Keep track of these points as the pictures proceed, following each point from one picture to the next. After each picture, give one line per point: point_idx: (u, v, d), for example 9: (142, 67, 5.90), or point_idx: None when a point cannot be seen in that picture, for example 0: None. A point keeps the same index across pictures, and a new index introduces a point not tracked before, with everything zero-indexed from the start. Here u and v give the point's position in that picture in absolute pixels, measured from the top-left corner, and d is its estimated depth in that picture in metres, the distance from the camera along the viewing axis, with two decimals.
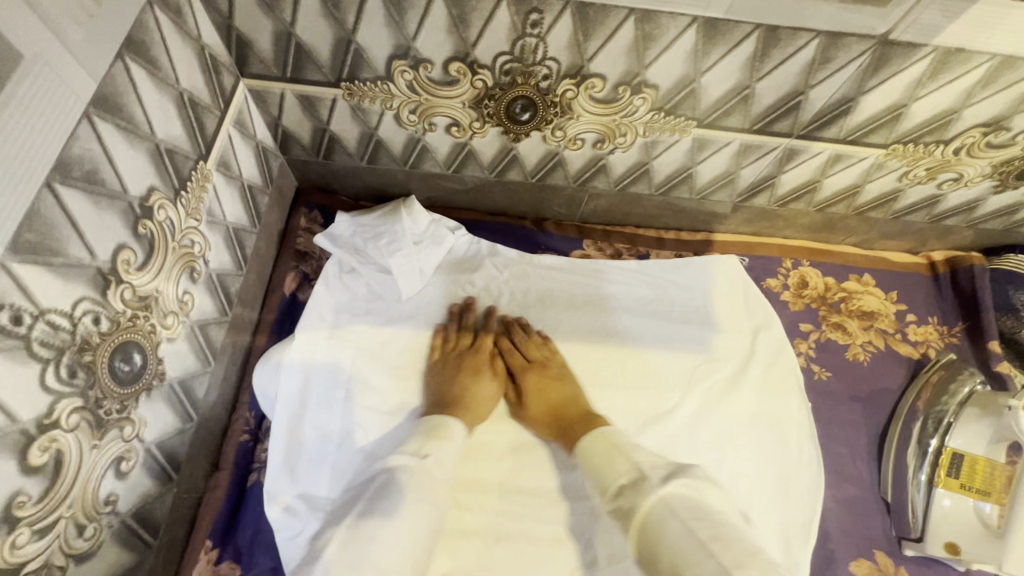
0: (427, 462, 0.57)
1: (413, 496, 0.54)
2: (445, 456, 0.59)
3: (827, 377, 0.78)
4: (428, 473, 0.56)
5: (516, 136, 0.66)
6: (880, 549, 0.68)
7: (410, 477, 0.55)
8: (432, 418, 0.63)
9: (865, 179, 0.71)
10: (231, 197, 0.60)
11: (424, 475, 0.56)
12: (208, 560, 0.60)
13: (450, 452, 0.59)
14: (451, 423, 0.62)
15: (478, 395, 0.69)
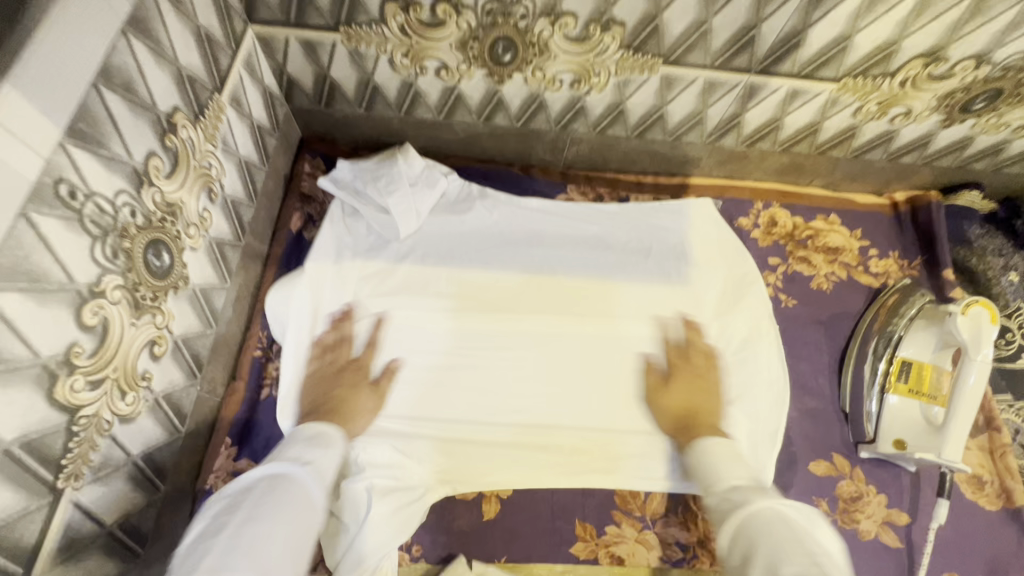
0: (312, 470, 0.55)
1: (305, 505, 0.51)
2: (328, 465, 0.57)
3: (793, 304, 0.84)
4: (315, 481, 0.54)
5: (500, 79, 0.73)
6: (838, 452, 0.75)
7: (304, 489, 0.52)
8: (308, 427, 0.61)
9: (823, 116, 0.77)
10: (242, 132, 0.67)
11: (313, 477, 0.54)
12: (228, 454, 0.67)
13: (330, 464, 0.58)
14: (331, 430, 0.61)
15: (347, 402, 0.69)
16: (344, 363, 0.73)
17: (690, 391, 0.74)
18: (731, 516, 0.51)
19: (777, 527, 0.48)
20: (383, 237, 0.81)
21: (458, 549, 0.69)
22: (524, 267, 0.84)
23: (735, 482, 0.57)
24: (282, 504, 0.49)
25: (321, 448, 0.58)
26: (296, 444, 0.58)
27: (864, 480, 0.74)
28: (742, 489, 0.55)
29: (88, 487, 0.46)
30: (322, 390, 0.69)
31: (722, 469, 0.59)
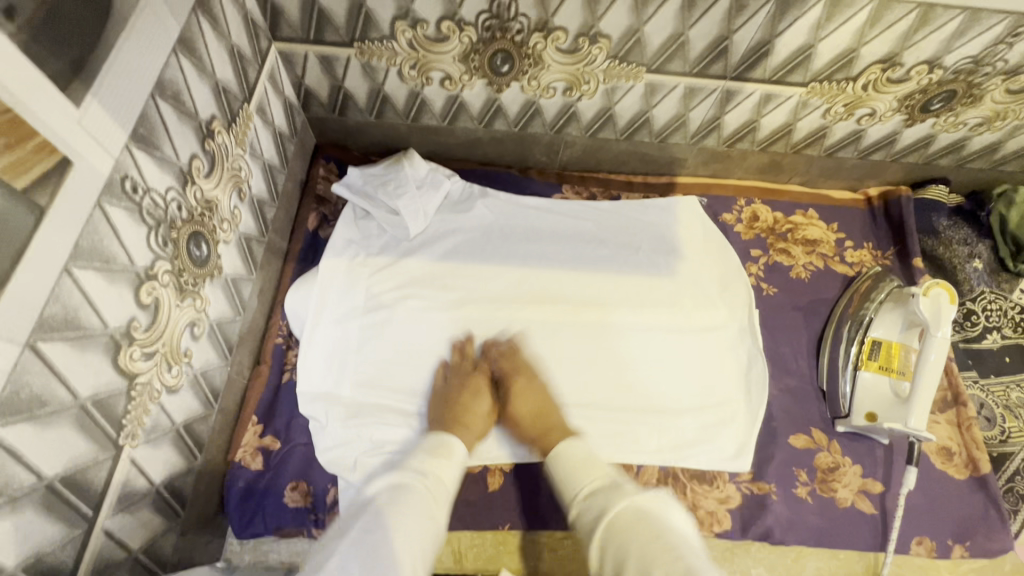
0: (427, 479, 0.62)
1: (415, 507, 0.57)
2: (445, 473, 0.64)
3: (773, 292, 0.91)
4: (429, 485, 0.61)
5: (499, 87, 0.80)
6: (816, 427, 0.81)
7: (415, 495, 0.59)
8: (434, 436, 0.68)
9: (795, 117, 0.84)
10: (266, 139, 0.74)
11: (425, 485, 0.61)
12: (254, 432, 0.73)
13: (449, 472, 0.64)
14: (452, 441, 0.68)
15: (472, 410, 0.75)
16: (462, 364, 0.81)
17: (532, 398, 0.77)
18: (607, 516, 0.56)
19: (650, 525, 0.53)
20: (391, 234, 0.88)
21: (465, 519, 0.74)
22: (523, 261, 0.90)
23: (590, 488, 0.61)
24: (396, 508, 0.56)
25: (443, 459, 0.65)
26: (419, 454, 0.65)
27: (840, 452, 0.80)
28: (598, 492, 0.60)
29: (142, 447, 0.52)
30: (455, 398, 0.76)
31: (575, 476, 0.63)
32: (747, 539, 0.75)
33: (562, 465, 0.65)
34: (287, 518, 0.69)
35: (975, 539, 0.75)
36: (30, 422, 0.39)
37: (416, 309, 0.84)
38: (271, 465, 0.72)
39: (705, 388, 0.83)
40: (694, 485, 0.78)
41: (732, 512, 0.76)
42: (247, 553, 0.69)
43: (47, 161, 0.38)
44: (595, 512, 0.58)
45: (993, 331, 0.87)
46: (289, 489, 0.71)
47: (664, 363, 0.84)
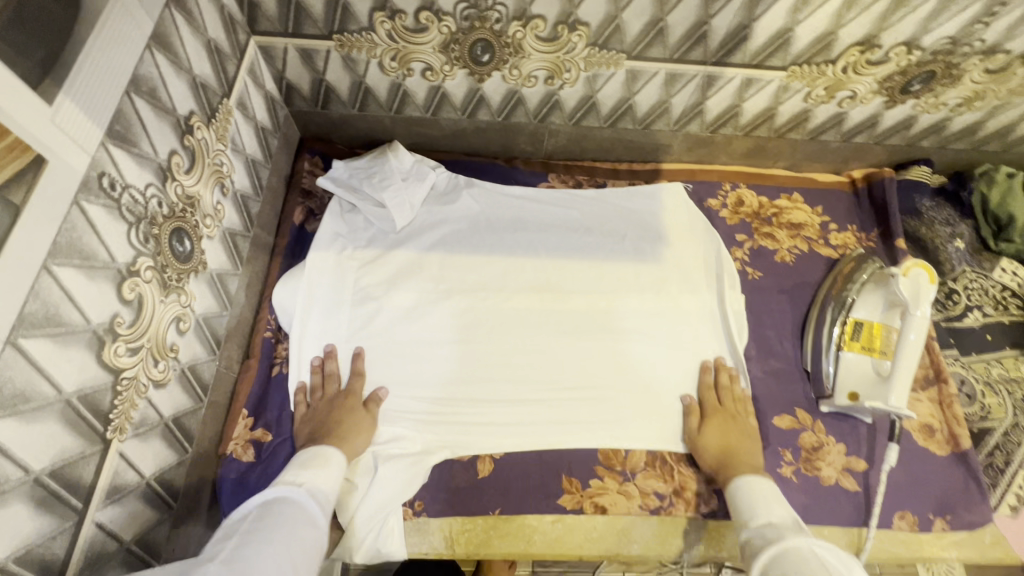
0: (303, 489, 0.60)
1: (297, 520, 0.55)
2: (324, 481, 0.62)
3: (759, 276, 0.92)
4: (308, 498, 0.59)
5: (480, 77, 0.80)
6: (801, 407, 0.83)
7: (295, 512, 0.56)
8: (309, 449, 0.66)
9: (777, 102, 0.84)
10: (248, 133, 0.74)
11: (307, 497, 0.59)
12: (245, 424, 0.74)
13: (326, 479, 0.63)
14: (330, 452, 0.66)
15: (343, 418, 0.72)
16: (324, 395, 0.75)
17: (720, 433, 0.76)
18: (780, 544, 0.55)
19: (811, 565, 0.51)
20: (378, 226, 0.88)
21: (455, 505, 0.75)
22: (509, 251, 0.91)
23: (767, 518, 0.61)
24: (274, 525, 0.53)
25: (319, 467, 0.63)
26: (292, 467, 0.63)
27: (824, 431, 0.81)
28: (768, 528, 0.59)
29: (131, 441, 0.53)
30: (319, 419, 0.72)
31: (752, 505, 0.63)
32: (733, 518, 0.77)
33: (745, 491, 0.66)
34: None
35: (955, 512, 0.77)
36: (15, 418, 0.39)
37: (405, 301, 0.85)
38: (263, 457, 0.73)
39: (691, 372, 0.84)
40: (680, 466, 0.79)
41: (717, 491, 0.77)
42: None
43: (20, 160, 0.38)
44: (770, 536, 0.58)
45: (975, 309, 0.88)
46: None
47: (651, 348, 0.85)
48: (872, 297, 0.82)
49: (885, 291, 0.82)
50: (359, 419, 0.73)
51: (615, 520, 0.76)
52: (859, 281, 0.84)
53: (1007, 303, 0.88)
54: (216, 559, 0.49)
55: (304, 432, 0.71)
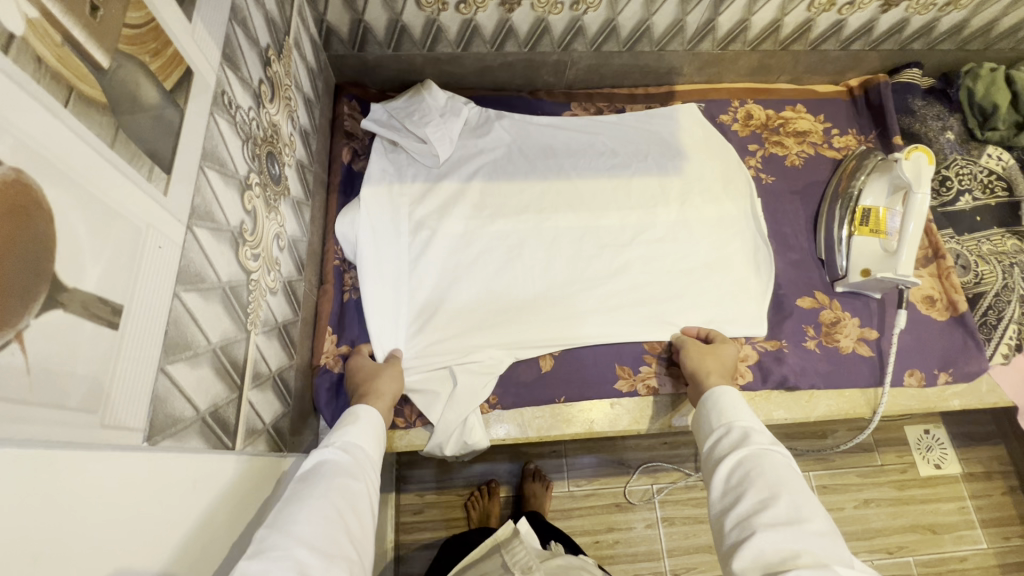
0: (343, 448, 0.59)
1: (341, 479, 0.55)
2: (358, 440, 0.61)
3: (772, 180, 1.00)
4: (347, 456, 0.58)
5: (510, 7, 0.86)
6: (819, 290, 0.93)
7: (337, 468, 0.55)
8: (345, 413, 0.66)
9: (783, 13, 0.92)
10: (303, 71, 0.79)
11: (343, 457, 0.58)
12: (331, 341, 0.82)
13: (365, 436, 0.62)
14: (366, 409, 0.66)
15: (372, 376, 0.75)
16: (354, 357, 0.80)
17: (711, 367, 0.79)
18: (751, 449, 0.61)
19: (784, 473, 0.57)
20: (421, 162, 0.95)
21: (526, 400, 0.85)
22: (545, 176, 0.99)
23: (746, 429, 0.64)
24: (317, 481, 0.53)
25: (350, 426, 0.62)
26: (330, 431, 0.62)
27: (840, 308, 0.91)
28: (751, 431, 0.64)
29: (261, 336, 0.60)
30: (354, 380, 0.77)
31: (725, 413, 0.67)
32: (767, 387, 0.87)
33: (726, 398, 0.69)
34: None
35: (956, 366, 0.88)
36: (198, 293, 0.46)
37: (455, 228, 0.93)
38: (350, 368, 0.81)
39: (717, 269, 0.94)
40: None
41: (752, 367, 0.87)
42: None
43: (180, 69, 0.44)
44: (740, 441, 0.63)
45: (966, 194, 0.98)
46: None
47: (681, 251, 0.94)
48: (875, 187, 0.92)
49: (888, 178, 0.90)
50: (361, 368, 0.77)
51: (663, 399, 0.86)
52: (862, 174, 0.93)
53: (993, 187, 0.98)
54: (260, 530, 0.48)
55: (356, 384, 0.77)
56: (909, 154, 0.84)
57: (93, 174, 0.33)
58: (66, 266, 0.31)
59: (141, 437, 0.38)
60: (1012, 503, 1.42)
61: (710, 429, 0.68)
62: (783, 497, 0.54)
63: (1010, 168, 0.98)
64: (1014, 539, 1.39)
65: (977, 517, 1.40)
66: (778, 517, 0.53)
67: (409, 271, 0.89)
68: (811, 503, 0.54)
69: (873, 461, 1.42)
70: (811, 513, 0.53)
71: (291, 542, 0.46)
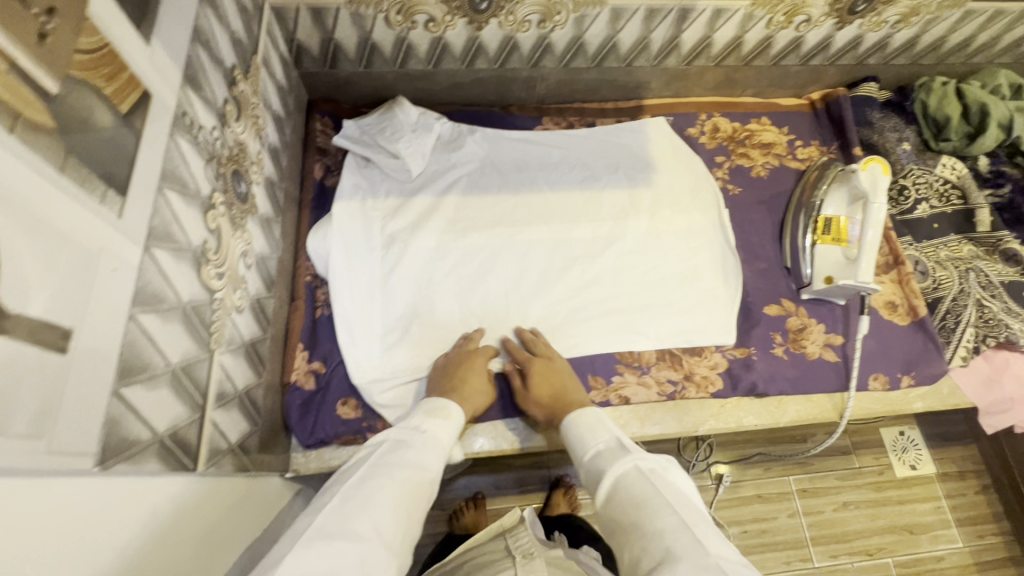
0: (426, 436, 0.68)
1: (416, 466, 0.63)
2: (442, 433, 0.69)
3: (739, 191, 1.03)
4: (427, 447, 0.66)
5: (479, 26, 0.88)
6: (785, 298, 0.95)
7: (415, 456, 0.64)
8: (434, 400, 0.74)
9: (743, 30, 0.95)
10: (272, 89, 0.80)
11: (425, 443, 0.67)
12: (303, 357, 0.81)
13: (446, 432, 0.70)
14: (453, 406, 0.73)
15: (467, 375, 0.80)
16: (460, 349, 0.84)
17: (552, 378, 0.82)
18: (611, 476, 0.63)
19: (638, 490, 0.60)
20: (394, 177, 0.96)
21: (500, 412, 0.85)
22: (517, 190, 1.00)
23: (602, 452, 0.67)
24: (399, 463, 0.61)
25: (440, 419, 0.71)
26: (418, 415, 0.71)
27: (806, 315, 0.93)
28: (604, 454, 0.67)
29: (226, 355, 0.60)
30: (446, 375, 0.80)
31: (582, 448, 0.70)
32: (737, 394, 0.88)
33: (578, 426, 0.72)
34: (343, 427, 0.79)
35: (919, 369, 0.91)
36: (155, 314, 0.46)
37: (430, 243, 0.93)
38: (322, 385, 0.81)
39: (687, 279, 0.96)
40: (686, 357, 0.90)
41: (721, 374, 0.89)
42: (313, 461, 0.79)
43: (137, 92, 0.45)
44: (602, 468, 0.65)
45: (923, 202, 1.01)
46: (340, 404, 0.80)
47: (650, 262, 0.96)
48: (835, 197, 0.95)
49: (847, 188, 0.93)
50: (477, 382, 0.80)
51: (638, 408, 0.87)
52: (823, 184, 0.96)
53: (948, 195, 1.02)
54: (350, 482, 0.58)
55: (433, 385, 0.80)
56: (866, 165, 0.87)
57: (38, 198, 0.33)
58: (9, 293, 0.31)
59: (90, 463, 0.38)
60: (986, 502, 1.45)
61: (579, 461, 0.71)
62: (648, 526, 0.56)
63: (963, 177, 1.02)
64: (987, 537, 1.42)
65: (952, 516, 1.43)
66: (655, 555, 0.53)
67: (383, 287, 0.89)
68: (672, 516, 0.56)
69: (850, 464, 1.44)
70: (674, 529, 0.54)
71: (365, 511, 0.54)
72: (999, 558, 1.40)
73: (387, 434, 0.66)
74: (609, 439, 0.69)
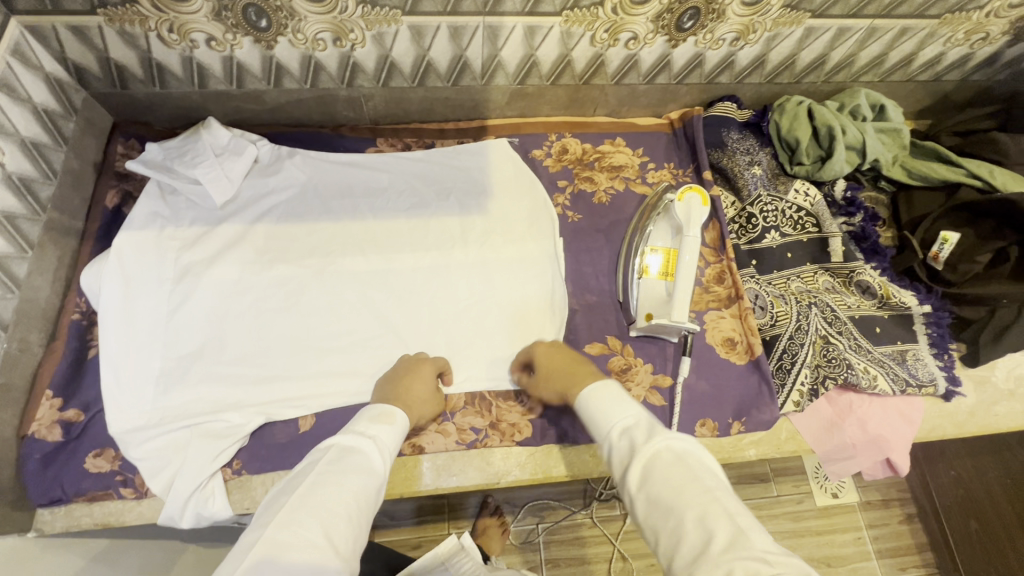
0: (376, 441, 0.62)
1: (366, 475, 0.58)
2: (388, 438, 0.64)
3: (579, 219, 0.96)
4: (376, 454, 0.61)
5: (268, 44, 0.82)
6: (613, 335, 0.88)
7: (365, 463, 0.59)
8: (378, 406, 0.68)
9: (567, 48, 0.88)
10: (22, 115, 0.74)
11: (375, 450, 0.61)
12: (52, 405, 0.74)
13: (392, 437, 0.65)
14: (399, 414, 0.68)
15: (411, 383, 0.76)
16: (408, 358, 0.81)
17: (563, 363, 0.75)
18: (656, 446, 0.52)
19: (674, 470, 0.50)
20: (199, 205, 0.89)
21: (279, 462, 0.78)
22: (336, 217, 0.92)
23: (622, 424, 0.56)
24: (347, 470, 0.57)
25: (387, 424, 0.65)
26: (363, 419, 0.65)
27: (633, 354, 0.87)
28: (630, 431, 0.55)
29: None
30: (393, 381, 0.76)
31: (597, 426, 0.58)
32: (546, 443, 0.82)
33: (591, 403, 0.60)
34: (88, 483, 0.72)
35: (749, 415, 0.84)
36: None
37: (230, 274, 0.86)
38: (73, 435, 0.74)
39: (511, 314, 0.89)
40: (497, 403, 0.83)
41: (531, 420, 0.82)
42: (60, 519, 0.72)
43: None
44: (633, 440, 0.54)
45: (773, 230, 0.95)
46: (91, 455, 0.73)
47: (474, 295, 0.89)
48: (663, 226, 0.89)
49: (670, 221, 0.89)
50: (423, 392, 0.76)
51: (434, 459, 0.80)
52: (655, 210, 0.90)
53: (802, 223, 0.96)
54: (292, 497, 0.53)
55: (379, 391, 0.75)
56: (683, 195, 0.84)
57: None
58: None
59: None
60: (910, 532, 1.36)
61: (599, 429, 0.58)
62: (685, 516, 0.47)
63: (816, 204, 0.96)
64: (909, 571, 1.32)
65: (873, 547, 1.33)
66: (692, 547, 0.45)
67: (166, 324, 0.82)
68: (710, 493, 0.48)
69: (767, 493, 1.35)
70: (718, 515, 0.46)
71: (312, 527, 0.50)
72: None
73: (333, 440, 0.61)
74: (637, 416, 0.57)
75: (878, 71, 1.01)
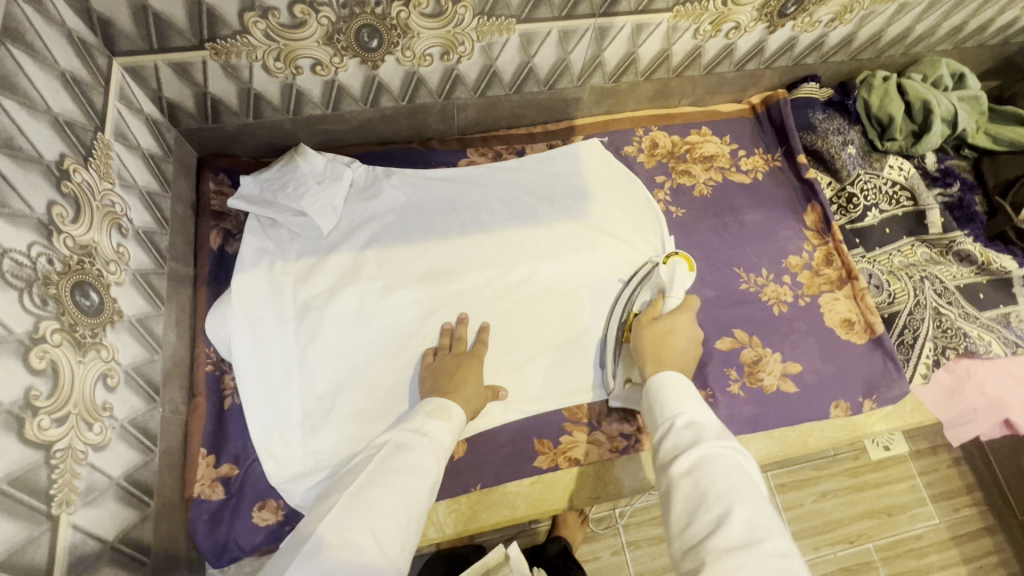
0: (427, 438, 0.61)
1: (413, 472, 0.57)
2: (442, 435, 0.63)
3: (682, 213, 0.96)
4: (428, 452, 0.60)
5: (374, 64, 0.78)
6: (738, 328, 0.88)
7: (413, 461, 0.58)
8: (435, 400, 0.68)
9: (669, 42, 0.87)
10: (137, 165, 0.69)
11: (426, 446, 0.60)
12: (208, 463, 0.72)
13: (447, 433, 0.64)
14: (453, 408, 0.68)
15: (465, 376, 0.75)
16: (448, 353, 0.79)
17: (655, 345, 0.72)
18: (721, 447, 0.52)
19: (733, 476, 0.50)
20: (304, 236, 0.84)
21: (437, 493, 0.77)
22: (445, 234, 0.89)
23: (686, 418, 0.57)
24: (399, 468, 0.56)
25: (441, 420, 0.65)
26: (418, 416, 0.65)
27: (761, 345, 0.88)
28: (698, 423, 0.56)
29: (82, 510, 0.53)
30: (446, 373, 0.75)
31: (666, 404, 0.60)
32: None
33: (662, 391, 0.62)
34: (261, 537, 0.71)
35: (879, 392, 0.86)
36: None
37: (351, 304, 0.82)
38: (233, 490, 0.72)
39: None
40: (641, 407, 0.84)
41: None
42: None
43: None
44: (689, 436, 0.55)
45: (873, 208, 0.97)
46: (256, 509, 0.71)
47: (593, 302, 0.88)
48: (647, 291, 0.85)
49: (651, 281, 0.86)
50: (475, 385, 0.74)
51: (587, 469, 0.81)
52: (633, 281, 0.87)
53: (898, 197, 0.98)
54: (343, 496, 0.53)
55: (429, 382, 0.74)
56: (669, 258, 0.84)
57: None
58: None
59: None
60: (958, 475, 1.39)
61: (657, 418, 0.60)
62: (734, 511, 0.47)
63: (910, 177, 0.99)
64: (962, 510, 1.35)
65: (927, 493, 1.36)
66: (734, 539, 0.45)
67: (298, 363, 0.78)
68: (761, 507, 0.48)
69: (826, 452, 1.36)
70: (766, 526, 0.46)
71: (360, 529, 0.50)
72: (975, 529, 1.34)
73: (387, 437, 0.61)
74: (706, 417, 0.57)
75: (955, 39, 1.02)
